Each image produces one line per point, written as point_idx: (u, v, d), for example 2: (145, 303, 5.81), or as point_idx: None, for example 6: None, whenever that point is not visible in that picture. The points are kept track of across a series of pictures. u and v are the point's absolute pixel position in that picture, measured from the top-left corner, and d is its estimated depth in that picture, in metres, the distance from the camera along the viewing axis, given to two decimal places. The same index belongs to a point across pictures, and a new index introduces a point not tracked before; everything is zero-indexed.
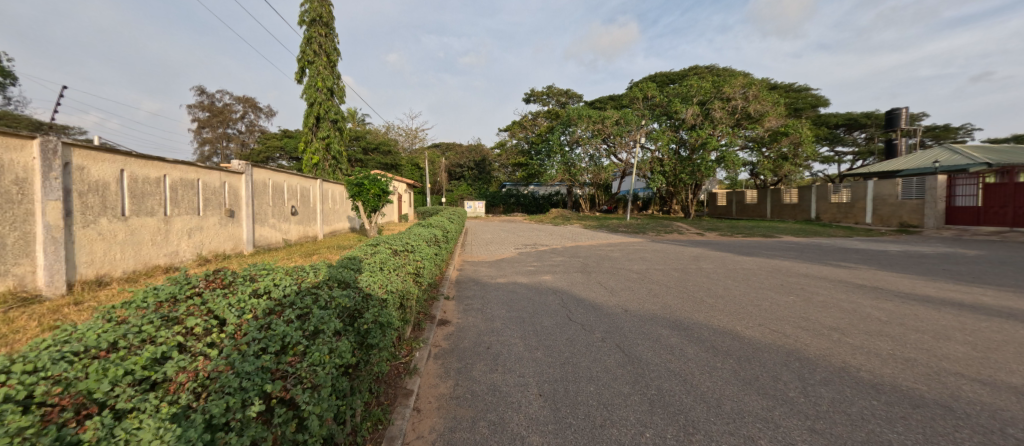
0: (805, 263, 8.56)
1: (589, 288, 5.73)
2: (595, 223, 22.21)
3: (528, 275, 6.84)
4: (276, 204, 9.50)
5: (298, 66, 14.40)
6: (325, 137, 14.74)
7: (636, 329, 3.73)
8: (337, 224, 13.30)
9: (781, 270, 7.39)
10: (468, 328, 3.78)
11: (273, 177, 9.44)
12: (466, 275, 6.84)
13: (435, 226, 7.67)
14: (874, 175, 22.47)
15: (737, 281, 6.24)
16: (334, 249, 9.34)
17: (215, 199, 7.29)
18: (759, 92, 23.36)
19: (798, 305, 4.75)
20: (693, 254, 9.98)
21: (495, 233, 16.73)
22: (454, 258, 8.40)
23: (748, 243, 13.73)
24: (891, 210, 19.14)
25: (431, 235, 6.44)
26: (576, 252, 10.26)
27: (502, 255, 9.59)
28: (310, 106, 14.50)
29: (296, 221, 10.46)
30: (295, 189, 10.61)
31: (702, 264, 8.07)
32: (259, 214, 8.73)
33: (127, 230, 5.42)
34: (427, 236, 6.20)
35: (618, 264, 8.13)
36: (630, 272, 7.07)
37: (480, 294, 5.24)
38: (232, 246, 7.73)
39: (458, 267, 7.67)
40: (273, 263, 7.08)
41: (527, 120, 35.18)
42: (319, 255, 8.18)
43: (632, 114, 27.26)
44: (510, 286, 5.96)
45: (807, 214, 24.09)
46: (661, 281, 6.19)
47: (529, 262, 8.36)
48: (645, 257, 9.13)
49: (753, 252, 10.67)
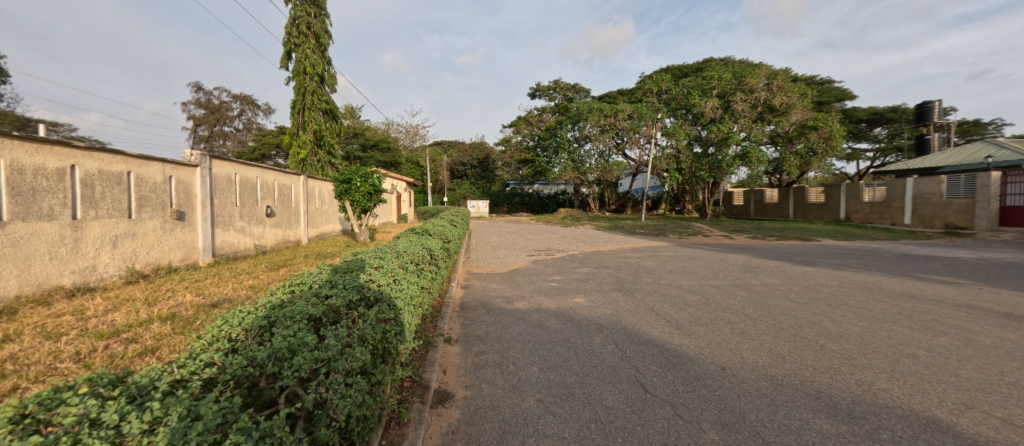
0: (889, 275, 6.95)
1: (642, 318, 4.17)
2: (608, 224, 20.66)
3: (552, 296, 5.27)
4: (244, 204, 7.97)
5: (285, 50, 12.83)
6: (309, 128, 12.98)
7: (769, 420, 2.16)
8: (325, 227, 11.81)
9: (872, 288, 5.79)
10: (481, 416, 2.22)
11: (241, 171, 7.88)
12: (473, 296, 5.29)
13: (429, 234, 6.04)
14: (911, 173, 20.73)
15: (835, 307, 4.66)
16: (312, 259, 7.81)
17: (155, 197, 5.77)
18: (784, 84, 21.80)
19: (974, 357, 3.16)
20: (742, 263, 8.39)
21: (502, 235, 15.20)
22: (455, 270, 6.82)
23: (790, 248, 12.12)
24: (934, 210, 17.50)
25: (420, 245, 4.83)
26: (601, 260, 8.72)
27: (515, 265, 8.03)
28: (297, 94, 12.87)
29: (273, 223, 8.99)
30: (272, 186, 9.09)
31: (765, 279, 6.47)
32: (221, 216, 7.21)
33: (7, 241, 3.91)
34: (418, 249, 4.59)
35: (661, 278, 6.57)
36: (682, 291, 5.49)
37: (495, 333, 3.69)
38: (181, 256, 6.23)
39: (461, 284, 6.14)
40: (225, 278, 5.51)
41: (533, 115, 33.66)
42: (289, 267, 6.67)
43: (646, 108, 25.72)
44: (534, 313, 4.39)
45: (836, 214, 22.43)
46: (734, 307, 4.62)
47: (550, 276, 6.80)
48: (686, 268, 7.58)
49: (807, 260, 9.07)
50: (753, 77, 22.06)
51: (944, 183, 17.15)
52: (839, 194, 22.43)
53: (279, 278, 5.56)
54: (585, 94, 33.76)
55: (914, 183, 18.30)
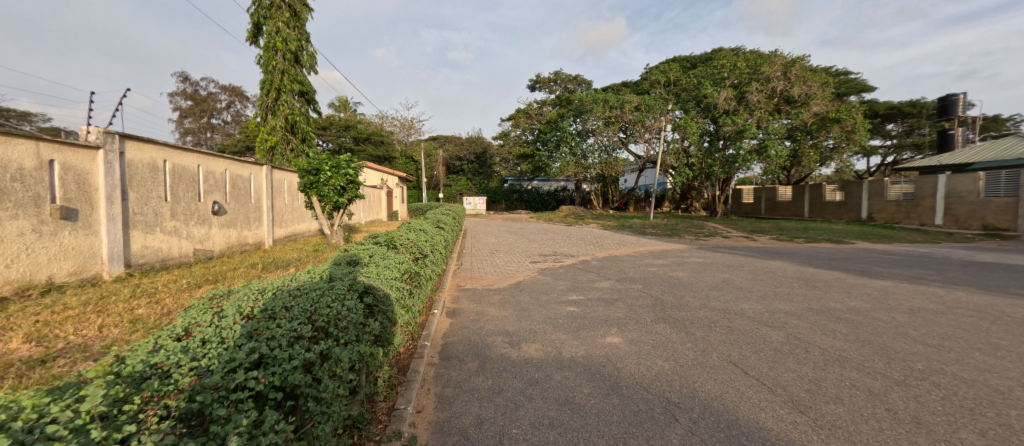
0: (995, 295, 5.44)
1: (728, 382, 2.63)
2: (615, 224, 19.11)
3: (575, 333, 3.67)
4: (179, 199, 6.36)
5: (253, 23, 10.91)
6: (281, 112, 11.10)
7: None
8: (295, 226, 10.24)
9: (1004, 319, 4.26)
10: None
11: (173, 158, 6.25)
12: (462, 332, 3.68)
13: (401, 239, 4.26)
14: (942, 169, 19.25)
15: (999, 358, 3.14)
16: (259, 269, 5.87)
17: (22, 189, 4.16)
18: (804, 73, 20.23)
19: None
20: (797, 275, 6.84)
21: (501, 236, 13.64)
22: (441, 288, 5.20)
23: (829, 252, 10.62)
24: (970, 210, 16.08)
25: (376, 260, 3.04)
26: (622, 269, 7.16)
27: (518, 277, 6.49)
28: (267, 73, 10.95)
29: (221, 223, 7.39)
30: (222, 178, 7.47)
31: (845, 302, 4.92)
32: (140, 215, 5.59)
33: None
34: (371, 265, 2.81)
35: (711, 298, 5.02)
36: (752, 323, 3.93)
37: (495, 423, 2.13)
38: (72, 269, 4.62)
39: (448, 308, 4.54)
40: (110, 303, 3.91)
41: (532, 108, 31.95)
42: (217, 283, 4.80)
43: (654, 99, 24.07)
44: (555, 370, 2.82)
45: (856, 213, 21.02)
46: (854, 360, 3.05)
47: (564, 295, 5.19)
48: (733, 284, 5.99)
49: (867, 270, 7.54)
50: (769, 65, 20.51)
51: (982, 181, 15.72)
52: (860, 192, 21.02)
53: (190, 303, 3.92)
54: (587, 86, 31.97)
55: (947, 180, 16.87)
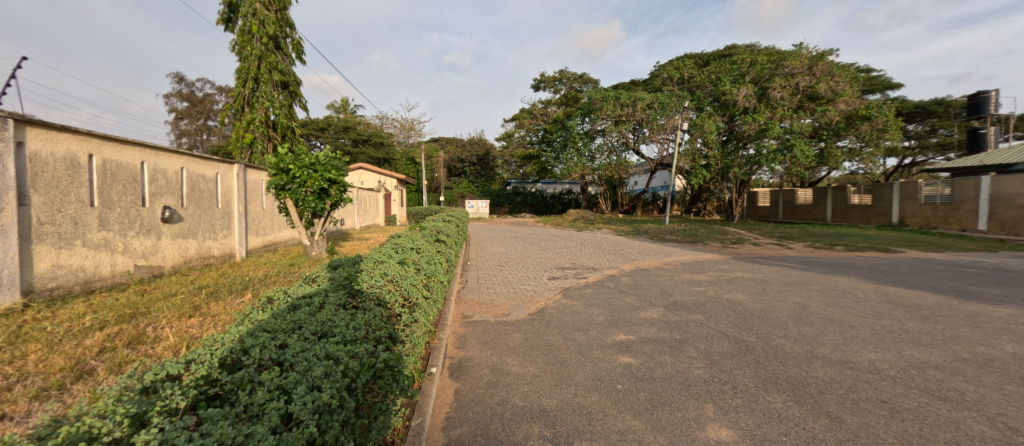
0: None
1: None
2: (629, 229, 17.83)
3: (651, 417, 2.31)
4: (112, 203, 5.06)
5: (225, 4, 9.66)
6: (260, 104, 9.77)
7: None
8: (273, 235, 8.94)
9: None
10: None
11: (104, 151, 4.97)
12: (474, 416, 2.33)
13: (376, 280, 2.84)
14: (982, 170, 17.77)
15: None
16: (204, 295, 4.45)
17: None
18: (830, 68, 18.92)
19: None
20: (888, 300, 5.45)
21: (508, 243, 12.35)
22: (441, 325, 3.85)
23: (887, 264, 9.23)
24: (1018, 215, 14.60)
25: (311, 329, 1.64)
26: (666, 291, 5.81)
27: (539, 302, 5.15)
28: (242, 60, 9.69)
29: (175, 232, 6.09)
30: (176, 177, 6.15)
31: (1001, 347, 3.57)
32: (46, 225, 4.25)
33: None
34: (291, 346, 1.41)
35: (811, 340, 3.65)
36: (915, 395, 2.58)
37: None
38: None
39: (450, 361, 3.19)
40: None
41: (537, 108, 30.75)
42: (130, 323, 3.43)
43: (668, 97, 22.66)
44: None
45: (886, 218, 19.62)
46: None
47: (607, 333, 3.83)
48: (819, 314, 4.60)
49: (963, 290, 6.15)
50: (793, 60, 19.37)
51: None
52: (890, 195, 19.59)
53: (58, 364, 2.60)
54: (594, 84, 30.71)
55: (992, 182, 15.40)
